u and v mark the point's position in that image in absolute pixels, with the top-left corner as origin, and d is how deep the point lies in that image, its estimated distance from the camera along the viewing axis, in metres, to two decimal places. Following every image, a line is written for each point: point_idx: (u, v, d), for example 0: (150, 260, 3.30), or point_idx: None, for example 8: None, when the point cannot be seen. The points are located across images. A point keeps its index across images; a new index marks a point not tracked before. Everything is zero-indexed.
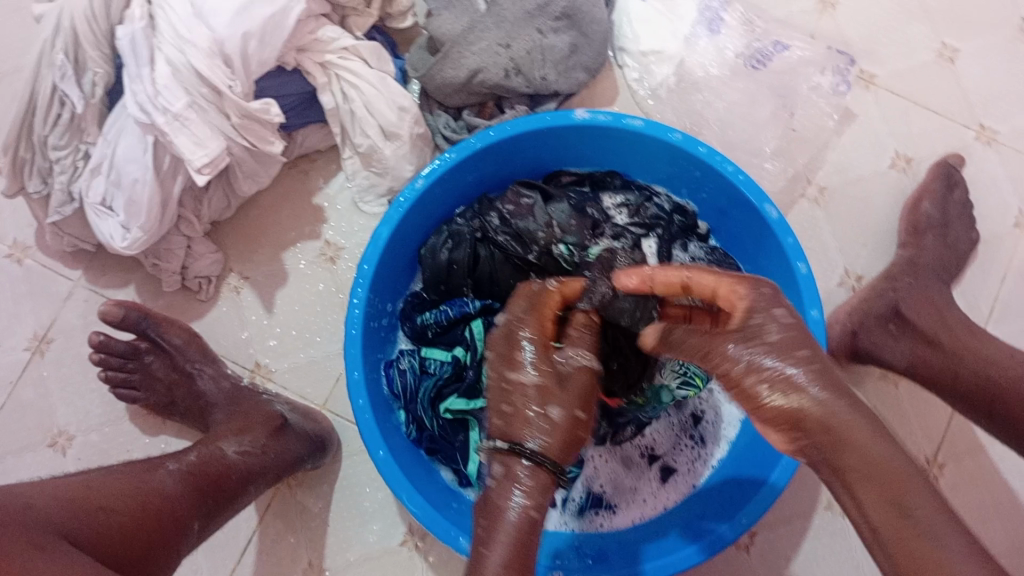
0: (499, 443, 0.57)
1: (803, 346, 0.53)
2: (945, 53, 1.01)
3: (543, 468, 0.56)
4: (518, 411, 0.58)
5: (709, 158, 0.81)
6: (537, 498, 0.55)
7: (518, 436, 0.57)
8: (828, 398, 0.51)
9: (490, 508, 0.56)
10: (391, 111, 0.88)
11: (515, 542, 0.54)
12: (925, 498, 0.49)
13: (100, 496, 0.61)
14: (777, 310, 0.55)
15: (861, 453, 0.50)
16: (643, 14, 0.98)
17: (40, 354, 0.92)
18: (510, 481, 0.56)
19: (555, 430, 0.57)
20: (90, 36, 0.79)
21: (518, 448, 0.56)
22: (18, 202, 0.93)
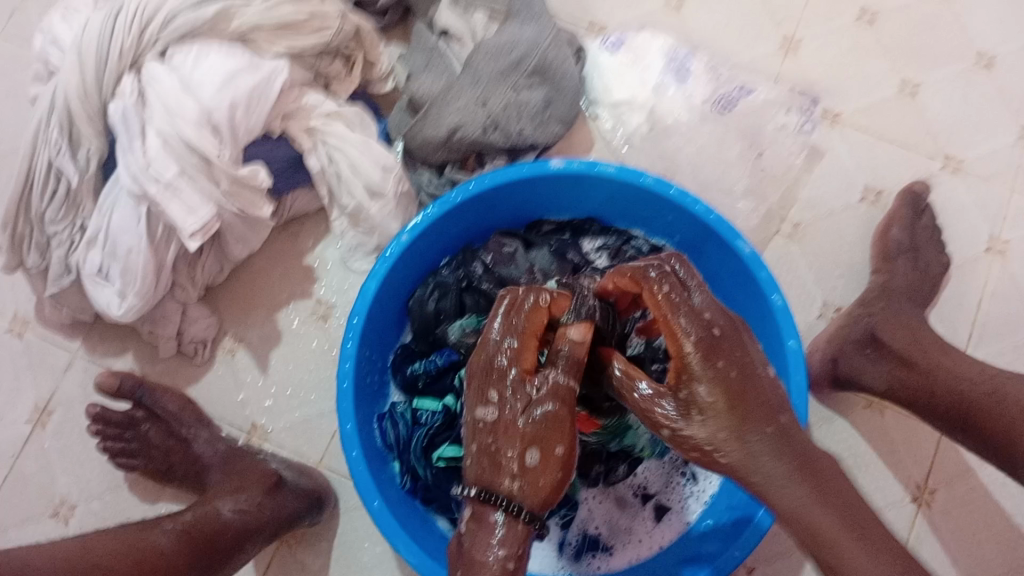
0: (471, 490, 0.57)
1: (728, 399, 0.54)
2: (905, 88, 1.05)
3: (518, 519, 0.56)
4: (491, 455, 0.57)
5: (680, 200, 0.84)
6: (512, 548, 0.56)
7: (492, 485, 0.57)
8: (767, 444, 0.54)
9: (470, 562, 0.57)
10: (375, 170, 0.91)
11: None
12: (853, 534, 0.54)
13: (95, 556, 0.63)
14: (708, 360, 0.55)
15: (791, 501, 0.54)
16: (614, 67, 1.03)
17: (41, 426, 0.93)
18: (484, 535, 0.57)
19: (526, 471, 0.56)
20: (83, 114, 0.83)
21: (489, 498, 0.56)
22: (17, 278, 0.96)
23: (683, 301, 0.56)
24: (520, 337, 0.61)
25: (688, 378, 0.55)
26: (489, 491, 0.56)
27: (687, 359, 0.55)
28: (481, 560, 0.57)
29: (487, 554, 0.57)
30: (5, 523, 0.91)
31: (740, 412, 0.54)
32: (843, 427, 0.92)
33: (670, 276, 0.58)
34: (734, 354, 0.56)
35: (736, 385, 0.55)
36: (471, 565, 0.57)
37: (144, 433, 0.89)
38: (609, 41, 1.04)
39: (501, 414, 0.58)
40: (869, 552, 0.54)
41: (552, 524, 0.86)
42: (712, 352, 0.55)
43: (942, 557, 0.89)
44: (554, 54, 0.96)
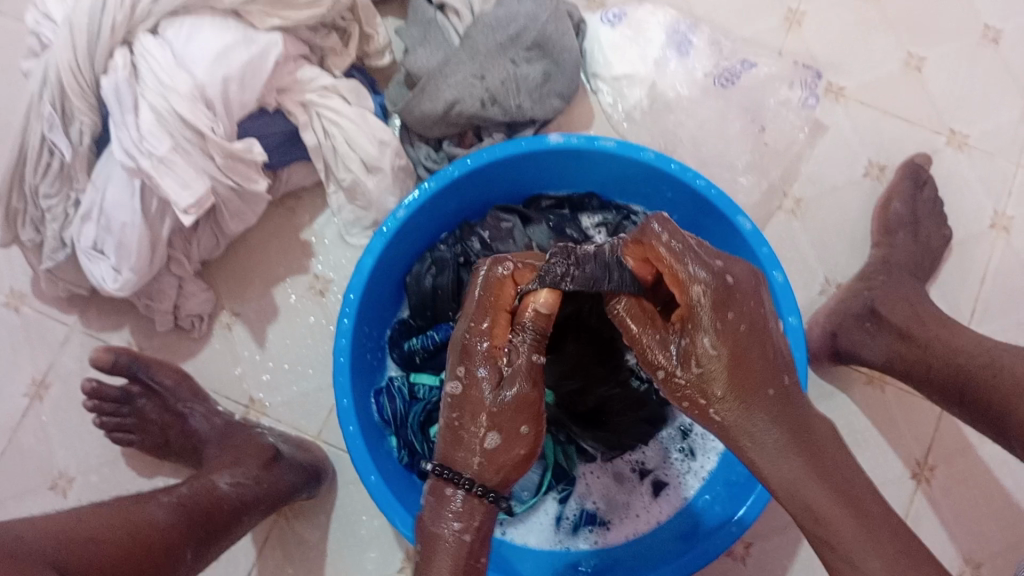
0: (436, 466, 0.59)
1: (736, 350, 0.54)
2: (911, 62, 1.03)
3: (476, 495, 0.58)
4: (455, 434, 0.59)
5: (680, 174, 0.83)
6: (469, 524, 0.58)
7: (453, 463, 0.59)
8: (768, 407, 0.53)
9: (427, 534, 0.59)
10: (372, 145, 0.91)
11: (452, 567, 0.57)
12: (850, 512, 0.52)
13: (90, 529, 0.62)
14: (723, 312, 0.54)
15: (783, 474, 0.53)
16: (614, 40, 1.01)
17: (39, 399, 0.93)
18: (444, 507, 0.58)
19: (488, 454, 0.58)
20: (76, 87, 0.81)
21: (451, 476, 0.58)
22: (12, 251, 0.96)
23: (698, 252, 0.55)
24: (482, 319, 0.60)
25: (696, 328, 0.54)
26: (448, 471, 0.59)
27: (695, 308, 0.54)
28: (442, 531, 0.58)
29: (444, 525, 0.58)
30: (4, 496, 0.91)
31: (743, 370, 0.53)
32: (843, 404, 0.91)
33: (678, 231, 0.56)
34: (745, 306, 0.55)
35: (737, 345, 0.54)
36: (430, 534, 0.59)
37: (140, 407, 0.89)
38: (610, 13, 1.02)
39: (464, 397, 0.59)
40: (866, 532, 0.52)
41: (548, 498, 0.86)
42: (726, 303, 0.54)
43: (940, 533, 0.89)
44: (554, 27, 0.95)
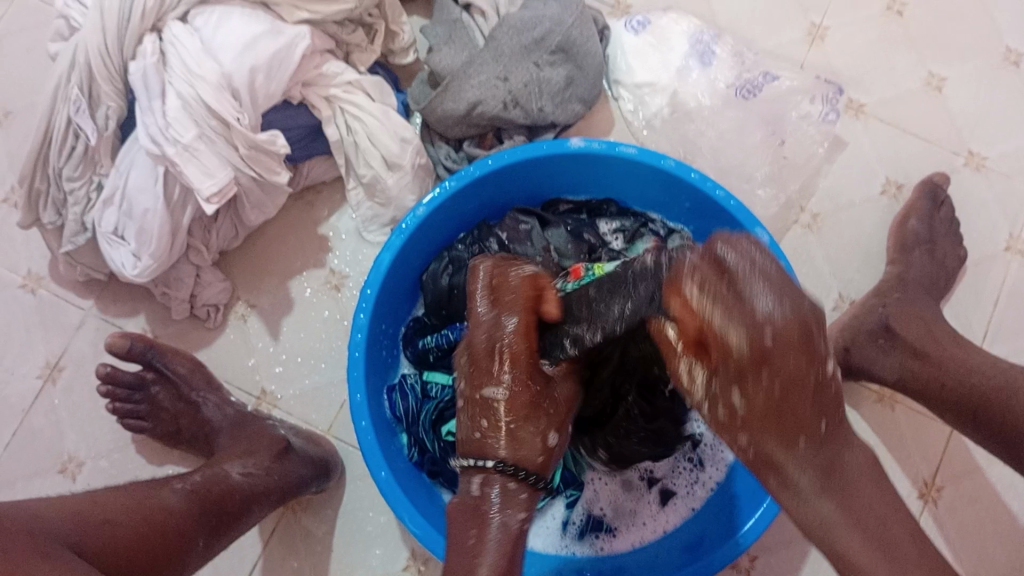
0: (483, 462, 0.56)
1: (782, 404, 0.47)
2: (932, 81, 1.04)
3: (532, 484, 0.57)
4: (507, 430, 0.57)
5: (700, 184, 0.84)
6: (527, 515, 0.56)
7: (506, 455, 0.56)
8: (806, 450, 0.50)
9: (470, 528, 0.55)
10: (394, 142, 0.91)
11: (505, 555, 0.53)
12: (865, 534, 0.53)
13: (105, 510, 0.63)
14: (766, 370, 0.46)
15: (815, 517, 0.52)
16: (637, 48, 1.02)
17: (52, 382, 0.94)
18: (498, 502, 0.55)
19: (546, 447, 0.58)
20: (104, 71, 0.82)
21: (506, 466, 0.56)
22: (32, 234, 0.96)
23: (733, 299, 0.46)
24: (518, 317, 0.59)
25: (727, 374, 0.47)
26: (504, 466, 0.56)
27: (719, 363, 0.47)
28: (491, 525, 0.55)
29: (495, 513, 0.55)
30: (13, 477, 0.92)
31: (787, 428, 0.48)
32: (853, 419, 0.92)
33: (721, 269, 0.47)
34: (788, 363, 0.46)
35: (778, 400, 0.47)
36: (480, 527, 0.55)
37: (153, 395, 0.89)
38: (634, 21, 1.03)
39: (523, 395, 0.57)
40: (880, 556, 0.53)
41: (557, 501, 0.86)
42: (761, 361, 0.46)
43: (945, 553, 0.89)
44: (578, 31, 0.95)
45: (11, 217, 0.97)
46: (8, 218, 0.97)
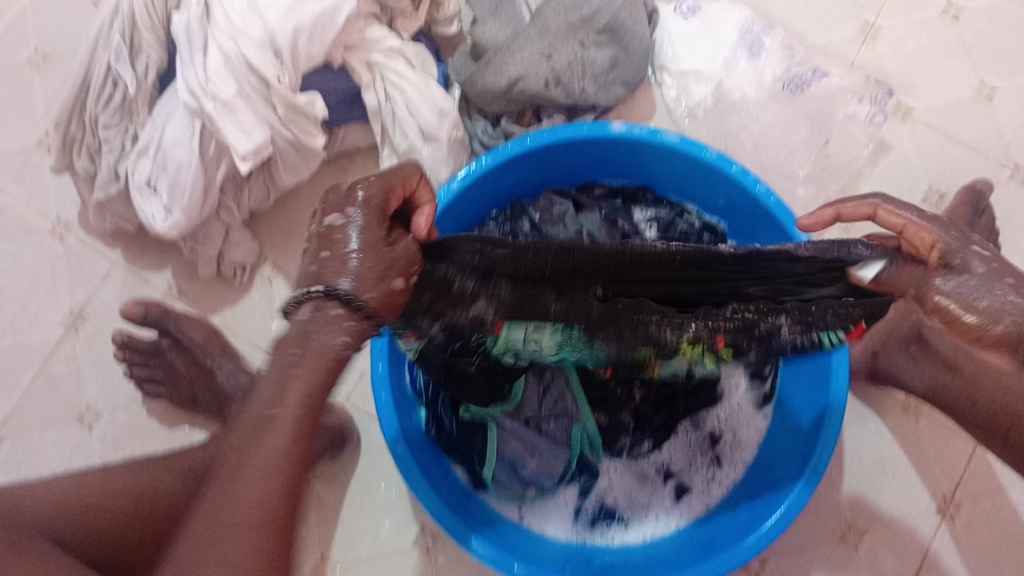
0: (312, 288, 0.51)
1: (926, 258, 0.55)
2: (982, 91, 1.01)
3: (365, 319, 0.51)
4: (335, 249, 0.51)
5: (742, 178, 0.82)
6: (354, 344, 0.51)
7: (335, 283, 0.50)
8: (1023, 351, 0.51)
9: (280, 386, 0.50)
10: (432, 113, 0.89)
11: (304, 402, 0.49)
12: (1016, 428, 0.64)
13: (90, 496, 0.64)
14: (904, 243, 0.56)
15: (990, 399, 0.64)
16: (684, 33, 1.01)
17: (74, 330, 0.94)
18: (309, 331, 0.50)
19: (378, 261, 0.52)
20: (147, 20, 0.82)
21: (332, 291, 0.50)
22: (65, 181, 0.97)
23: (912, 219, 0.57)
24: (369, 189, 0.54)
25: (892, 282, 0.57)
26: (318, 287, 0.51)
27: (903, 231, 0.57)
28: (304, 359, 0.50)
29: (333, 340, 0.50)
30: (30, 423, 0.92)
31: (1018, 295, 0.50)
32: (874, 428, 0.91)
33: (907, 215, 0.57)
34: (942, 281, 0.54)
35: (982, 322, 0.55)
36: (272, 403, 0.49)
37: (170, 361, 0.89)
38: (684, 5, 1.02)
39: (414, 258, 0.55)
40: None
41: (570, 488, 0.85)
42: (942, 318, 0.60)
43: (960, 570, 0.87)
44: (627, 13, 0.94)
45: (43, 161, 0.97)
46: (40, 161, 0.97)
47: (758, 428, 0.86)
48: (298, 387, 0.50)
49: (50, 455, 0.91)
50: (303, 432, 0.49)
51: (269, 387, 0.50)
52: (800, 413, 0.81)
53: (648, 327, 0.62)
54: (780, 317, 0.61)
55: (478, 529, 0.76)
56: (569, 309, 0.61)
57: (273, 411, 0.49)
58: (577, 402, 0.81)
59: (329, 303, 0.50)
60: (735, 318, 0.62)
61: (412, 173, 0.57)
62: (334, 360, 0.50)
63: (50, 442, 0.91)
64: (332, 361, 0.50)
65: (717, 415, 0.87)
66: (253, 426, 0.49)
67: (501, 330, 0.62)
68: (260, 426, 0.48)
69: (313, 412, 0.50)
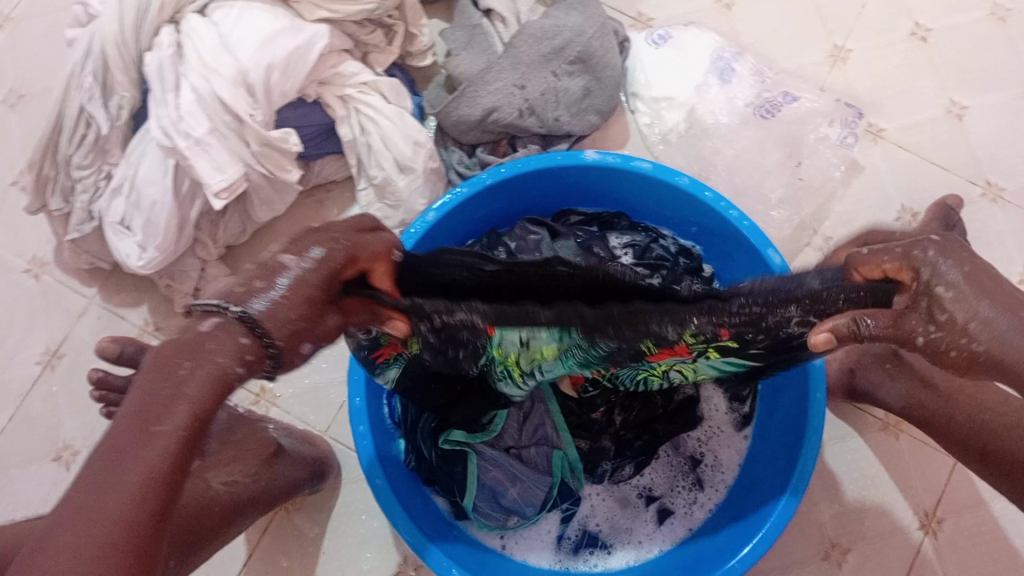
0: (227, 305, 0.42)
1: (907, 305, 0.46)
2: (953, 110, 1.02)
3: (266, 352, 0.43)
4: (253, 285, 0.44)
5: (714, 204, 0.82)
6: (245, 361, 0.42)
7: (263, 314, 0.43)
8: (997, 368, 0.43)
9: (157, 395, 0.41)
10: (407, 145, 0.90)
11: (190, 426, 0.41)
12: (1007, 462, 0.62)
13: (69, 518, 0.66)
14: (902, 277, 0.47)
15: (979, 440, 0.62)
16: (655, 61, 1.02)
17: (51, 368, 0.93)
18: (198, 340, 0.42)
19: (298, 310, 0.44)
20: (120, 61, 0.83)
21: (253, 322, 0.42)
22: (41, 220, 0.97)
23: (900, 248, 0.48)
24: (333, 248, 0.47)
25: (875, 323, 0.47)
26: (225, 305, 0.42)
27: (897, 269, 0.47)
28: (197, 365, 0.41)
29: (235, 365, 0.42)
30: (7, 463, 0.91)
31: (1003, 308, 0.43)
32: (856, 447, 0.91)
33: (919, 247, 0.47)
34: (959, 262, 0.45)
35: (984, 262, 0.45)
36: (147, 413, 0.40)
37: None
38: (655, 34, 1.03)
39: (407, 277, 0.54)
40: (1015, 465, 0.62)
41: (552, 515, 0.85)
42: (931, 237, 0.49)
43: None
44: (599, 42, 0.94)
45: (20, 200, 0.97)
46: (16, 200, 0.97)
47: (738, 450, 0.86)
48: (186, 405, 0.41)
49: (27, 496, 0.90)
50: (181, 455, 0.41)
51: (140, 397, 0.41)
52: (778, 434, 0.81)
53: (648, 325, 0.54)
54: (790, 309, 0.51)
55: (458, 559, 0.76)
56: (562, 314, 0.53)
57: (150, 425, 0.40)
58: (558, 428, 0.82)
59: (229, 325, 0.43)
60: (742, 314, 0.52)
61: (379, 250, 0.51)
62: (222, 384, 0.42)
63: (28, 481, 0.90)
64: (220, 384, 0.42)
65: (697, 438, 0.88)
66: (120, 436, 0.40)
67: (491, 332, 0.58)
68: (133, 436, 0.40)
69: (195, 433, 0.42)
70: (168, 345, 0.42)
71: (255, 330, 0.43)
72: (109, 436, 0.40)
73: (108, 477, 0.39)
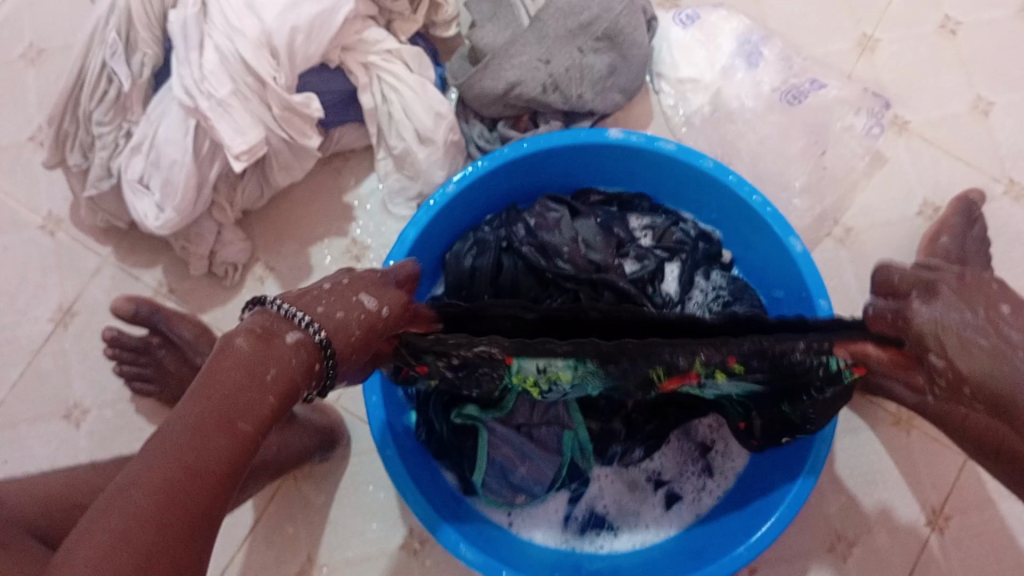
0: (317, 329, 0.46)
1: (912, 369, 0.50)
2: (978, 105, 1.01)
3: (323, 379, 0.48)
4: (329, 307, 0.48)
5: (737, 188, 0.81)
6: (311, 375, 0.46)
7: (336, 350, 0.47)
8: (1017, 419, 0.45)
9: (241, 391, 0.43)
10: (428, 116, 0.89)
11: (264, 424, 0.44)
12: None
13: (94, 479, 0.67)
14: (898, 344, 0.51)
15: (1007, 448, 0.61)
16: (682, 41, 1.01)
17: (63, 326, 0.93)
18: (281, 344, 0.45)
19: (358, 348, 0.49)
20: (144, 18, 0.82)
21: (327, 351, 0.46)
22: (56, 176, 0.96)
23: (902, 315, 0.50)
24: (398, 301, 0.52)
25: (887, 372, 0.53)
26: (312, 327, 0.46)
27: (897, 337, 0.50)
28: (280, 372, 0.44)
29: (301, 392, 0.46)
30: (16, 419, 0.91)
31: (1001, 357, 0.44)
32: (866, 440, 0.91)
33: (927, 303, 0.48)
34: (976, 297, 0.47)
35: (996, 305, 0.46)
36: (231, 405, 0.42)
37: (159, 358, 0.87)
38: (683, 14, 1.01)
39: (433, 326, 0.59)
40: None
41: (560, 495, 0.85)
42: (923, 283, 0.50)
43: None
44: (626, 20, 0.93)
45: (36, 156, 0.97)
46: (32, 155, 0.97)
47: None
48: (265, 405, 0.43)
49: (36, 452, 0.90)
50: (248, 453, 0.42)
51: (222, 388, 0.43)
52: None
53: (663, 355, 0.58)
54: (797, 342, 0.56)
55: (467, 534, 0.76)
56: (579, 346, 0.57)
57: (231, 418, 0.42)
58: (570, 411, 0.80)
59: (305, 343, 0.46)
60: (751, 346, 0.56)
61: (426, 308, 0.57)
62: (291, 392, 0.45)
63: (37, 437, 0.90)
64: (290, 392, 0.45)
65: (709, 424, 0.87)
66: (200, 418, 0.41)
67: (509, 363, 0.59)
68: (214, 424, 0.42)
69: (261, 437, 0.44)
70: (252, 343, 0.45)
71: (321, 359, 0.46)
72: (189, 418, 0.41)
73: (184, 459, 0.40)
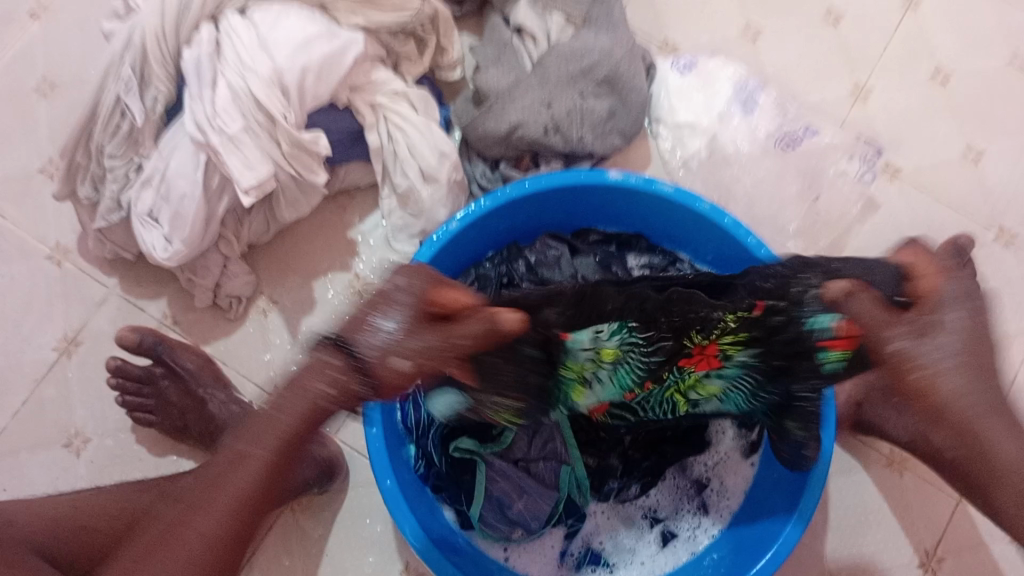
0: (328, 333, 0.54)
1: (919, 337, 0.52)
2: (969, 154, 1.04)
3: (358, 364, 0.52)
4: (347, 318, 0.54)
5: (733, 230, 0.83)
6: (343, 375, 0.53)
7: (353, 330, 0.53)
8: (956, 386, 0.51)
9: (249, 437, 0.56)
10: (432, 155, 0.91)
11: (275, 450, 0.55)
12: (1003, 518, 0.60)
13: (84, 517, 0.70)
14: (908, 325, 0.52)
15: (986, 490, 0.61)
16: (681, 87, 1.03)
17: (67, 355, 0.94)
18: (302, 379, 0.54)
19: (380, 316, 0.53)
20: (158, 55, 0.84)
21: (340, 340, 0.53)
22: (65, 208, 0.98)
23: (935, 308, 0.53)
24: (414, 277, 0.54)
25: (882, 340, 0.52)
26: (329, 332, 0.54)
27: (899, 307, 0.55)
28: (306, 388, 0.54)
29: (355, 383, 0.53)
30: (16, 447, 0.91)
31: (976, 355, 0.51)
32: (860, 481, 0.91)
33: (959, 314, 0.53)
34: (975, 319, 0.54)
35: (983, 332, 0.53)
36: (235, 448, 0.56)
37: (162, 389, 0.89)
38: (680, 63, 1.04)
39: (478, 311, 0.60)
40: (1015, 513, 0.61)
41: (557, 530, 0.85)
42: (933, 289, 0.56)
43: None
44: (626, 65, 0.96)
45: (46, 187, 0.99)
46: (43, 187, 0.99)
47: (744, 477, 0.86)
48: (262, 445, 0.55)
49: (34, 480, 0.90)
50: (273, 470, 0.56)
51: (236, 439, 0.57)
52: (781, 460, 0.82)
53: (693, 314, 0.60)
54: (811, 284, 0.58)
55: (462, 567, 0.76)
56: (624, 302, 0.61)
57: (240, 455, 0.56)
58: (566, 443, 0.80)
59: (326, 348, 0.53)
60: (772, 292, 0.60)
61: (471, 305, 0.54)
62: (310, 411, 0.54)
63: (36, 466, 0.91)
64: (308, 415, 0.54)
65: (705, 463, 0.88)
66: (221, 464, 0.56)
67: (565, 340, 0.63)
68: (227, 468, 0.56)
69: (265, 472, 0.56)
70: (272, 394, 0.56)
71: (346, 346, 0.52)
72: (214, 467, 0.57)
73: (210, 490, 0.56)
